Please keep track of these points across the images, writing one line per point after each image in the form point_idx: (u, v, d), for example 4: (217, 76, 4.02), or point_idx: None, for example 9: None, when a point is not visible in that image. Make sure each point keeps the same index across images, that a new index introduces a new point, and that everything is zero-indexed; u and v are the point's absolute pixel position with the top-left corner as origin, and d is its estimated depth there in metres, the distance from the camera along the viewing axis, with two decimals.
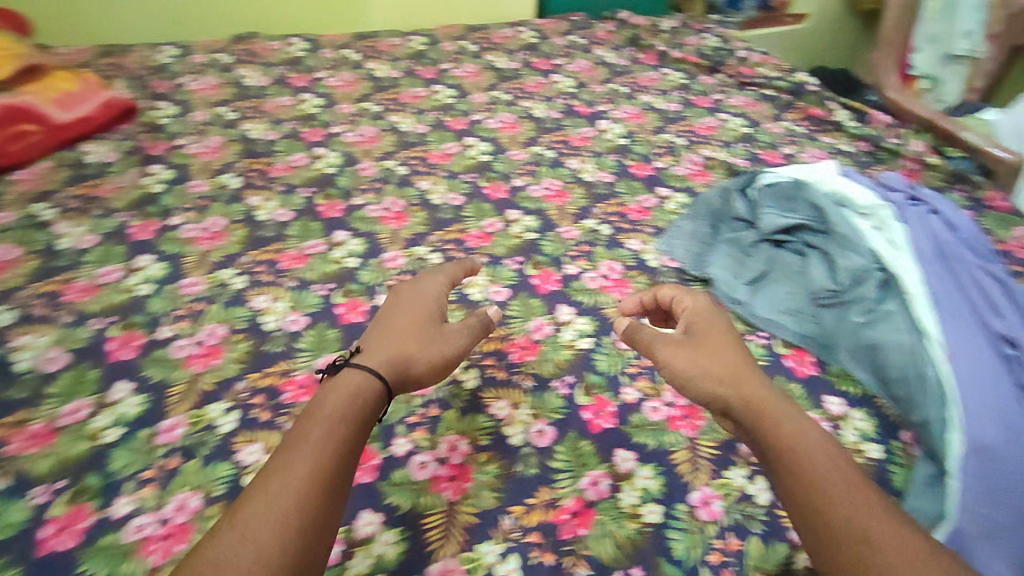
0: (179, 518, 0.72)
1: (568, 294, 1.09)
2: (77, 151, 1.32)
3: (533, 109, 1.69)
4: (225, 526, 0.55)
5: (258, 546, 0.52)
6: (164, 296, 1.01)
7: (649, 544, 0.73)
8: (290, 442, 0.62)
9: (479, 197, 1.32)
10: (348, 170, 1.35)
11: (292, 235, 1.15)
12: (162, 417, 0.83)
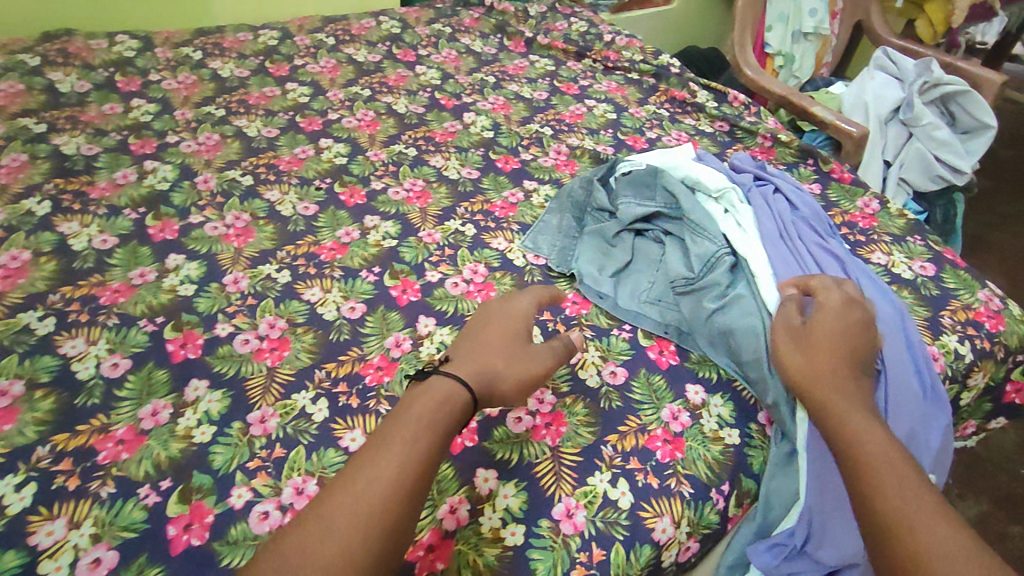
0: (93, 573, 0.93)
1: (430, 303, 1.40)
2: (53, 146, 1.69)
3: (435, 166, 1.82)
4: (365, 466, 0.85)
5: (402, 477, 0.84)
6: (50, 358, 1.21)
7: (505, 566, 1.00)
8: (412, 402, 0.95)
9: (334, 204, 1.65)
10: (199, 209, 1.58)
11: (173, 336, 1.27)
12: (62, 529, 0.97)
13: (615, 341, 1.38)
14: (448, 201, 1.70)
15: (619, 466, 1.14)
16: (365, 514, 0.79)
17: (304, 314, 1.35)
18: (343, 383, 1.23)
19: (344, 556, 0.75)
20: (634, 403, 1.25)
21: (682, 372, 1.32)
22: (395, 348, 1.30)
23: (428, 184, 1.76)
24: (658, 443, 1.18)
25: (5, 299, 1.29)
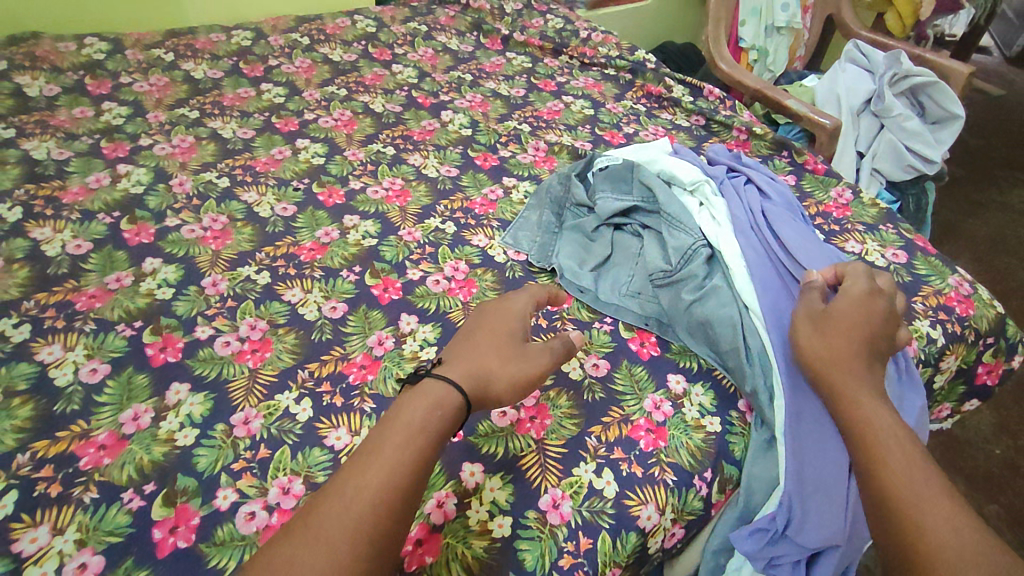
0: (133, 429, 0.66)
1: (510, 168, 1.12)
2: (20, 85, 1.18)
3: (476, 39, 1.56)
4: (479, 350, 0.65)
5: (515, 339, 0.67)
6: (20, 238, 0.88)
7: (716, 451, 0.69)
8: (517, 313, 0.70)
9: (371, 60, 1.43)
10: (225, 71, 1.33)
11: (124, 228, 0.92)
12: (87, 365, 0.72)
13: (809, 187, 1.10)
14: (531, 62, 1.48)
15: (936, 317, 0.85)
16: (505, 352, 0.65)
17: (378, 160, 1.11)
18: (462, 215, 1.01)
19: (479, 392, 0.61)
20: (921, 275, 0.92)
21: (889, 214, 1.04)
22: (489, 194, 1.05)
23: (521, 46, 1.53)
24: (955, 302, 0.88)
25: (57, 117, 1.12)
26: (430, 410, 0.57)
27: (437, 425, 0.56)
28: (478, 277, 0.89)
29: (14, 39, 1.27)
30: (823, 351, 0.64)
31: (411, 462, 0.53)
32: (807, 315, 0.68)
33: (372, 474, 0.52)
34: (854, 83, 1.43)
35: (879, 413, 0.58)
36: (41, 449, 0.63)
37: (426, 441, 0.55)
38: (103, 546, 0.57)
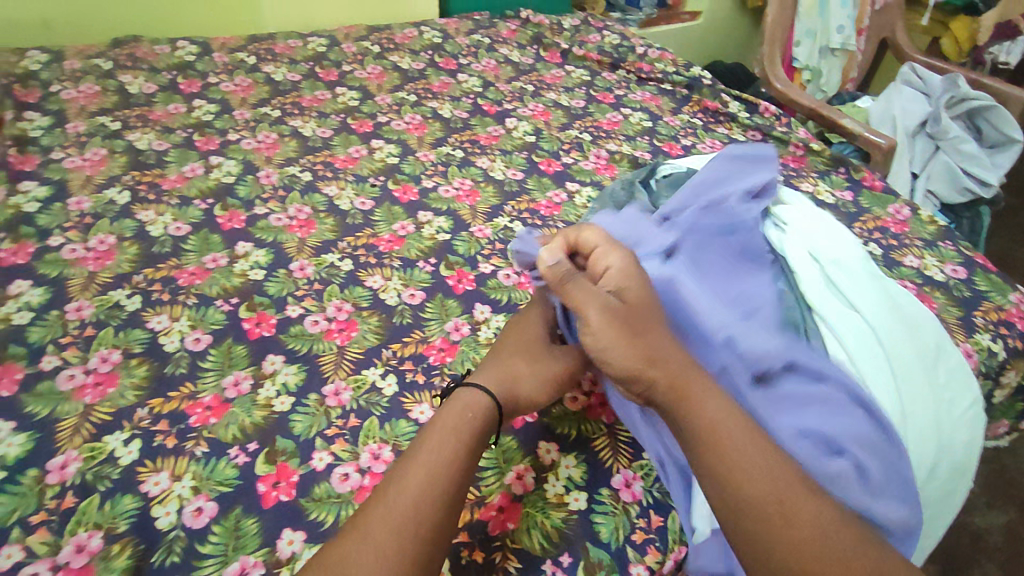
0: (236, 393, 0.73)
1: (572, 174, 1.16)
2: (121, 81, 1.28)
3: (536, 50, 1.61)
4: (508, 360, 0.68)
5: (540, 343, 0.70)
6: (131, 220, 0.96)
7: None
8: (539, 320, 0.74)
9: (437, 67, 1.48)
10: (302, 73, 1.40)
11: (219, 214, 1.00)
12: (192, 334, 0.79)
13: (866, 203, 1.12)
14: (590, 74, 1.52)
15: (997, 331, 0.87)
16: (532, 360, 0.68)
17: (448, 162, 1.16)
18: (529, 215, 1.06)
19: (511, 398, 0.65)
20: (981, 291, 0.93)
21: (949, 232, 1.06)
22: (554, 197, 1.10)
23: (579, 60, 1.58)
24: (1016, 318, 0.90)
25: (154, 112, 1.21)
26: (470, 426, 0.60)
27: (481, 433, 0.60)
28: None
29: (117, 42, 1.39)
30: (620, 348, 0.59)
31: (459, 469, 0.56)
32: (596, 299, 0.60)
33: (423, 484, 0.54)
34: (908, 106, 1.46)
35: (718, 405, 0.56)
36: (157, 405, 0.71)
37: (461, 448, 0.58)
38: (216, 494, 0.63)
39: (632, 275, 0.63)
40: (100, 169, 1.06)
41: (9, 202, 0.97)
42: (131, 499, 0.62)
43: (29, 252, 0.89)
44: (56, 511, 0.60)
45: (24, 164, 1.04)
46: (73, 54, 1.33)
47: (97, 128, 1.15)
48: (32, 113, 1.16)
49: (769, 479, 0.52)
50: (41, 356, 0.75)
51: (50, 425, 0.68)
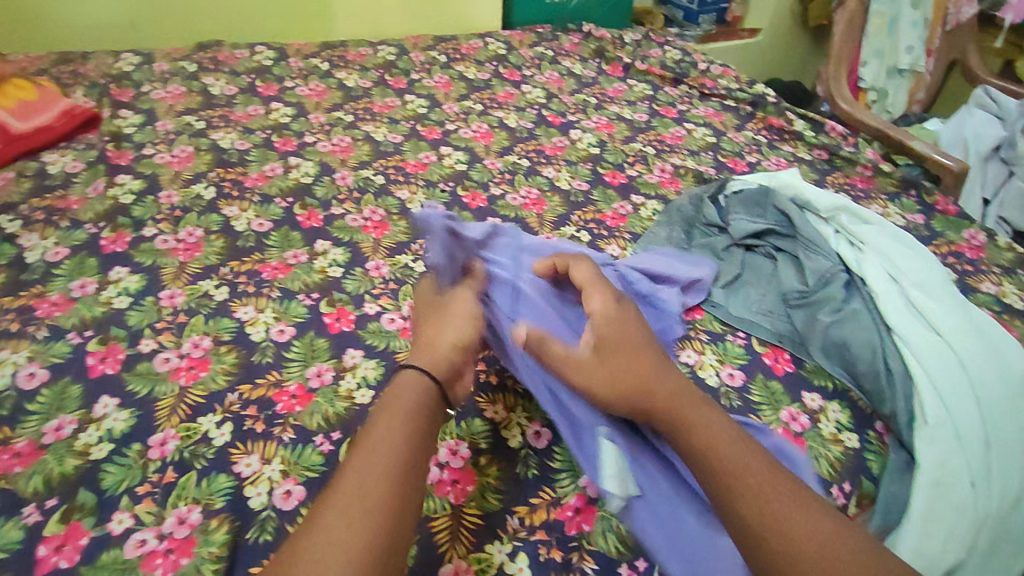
0: (319, 384, 0.76)
1: (638, 186, 1.18)
2: (205, 83, 1.35)
3: (599, 62, 1.62)
4: (419, 328, 0.68)
5: (437, 302, 0.71)
6: (217, 216, 1.01)
7: (857, 467, 0.71)
8: (425, 291, 0.74)
9: (502, 77, 1.51)
10: (373, 78, 1.44)
11: (298, 213, 1.04)
12: (277, 325, 0.83)
13: (939, 226, 1.10)
14: (653, 89, 1.53)
15: None
16: (437, 312, 0.68)
17: (516, 171, 1.19)
18: (595, 226, 1.07)
19: (440, 340, 0.64)
20: None
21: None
22: (620, 208, 1.12)
23: (642, 74, 1.59)
24: None
25: (235, 113, 1.27)
26: (404, 403, 0.58)
27: (416, 403, 0.59)
28: None
29: (201, 46, 1.45)
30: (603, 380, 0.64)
31: (401, 459, 0.54)
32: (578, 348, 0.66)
33: (365, 488, 0.51)
34: (982, 129, 1.43)
35: (707, 424, 0.62)
36: (247, 391, 0.74)
37: (398, 436, 0.56)
38: (304, 479, 0.66)
39: (616, 312, 0.69)
40: (188, 166, 1.11)
41: (107, 194, 1.03)
42: (225, 478, 0.65)
43: (127, 241, 0.95)
44: (158, 484, 0.64)
45: (119, 159, 1.11)
46: (162, 57, 1.41)
47: (184, 127, 1.21)
48: (126, 111, 1.23)
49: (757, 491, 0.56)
50: (141, 339, 0.80)
51: (150, 404, 0.72)
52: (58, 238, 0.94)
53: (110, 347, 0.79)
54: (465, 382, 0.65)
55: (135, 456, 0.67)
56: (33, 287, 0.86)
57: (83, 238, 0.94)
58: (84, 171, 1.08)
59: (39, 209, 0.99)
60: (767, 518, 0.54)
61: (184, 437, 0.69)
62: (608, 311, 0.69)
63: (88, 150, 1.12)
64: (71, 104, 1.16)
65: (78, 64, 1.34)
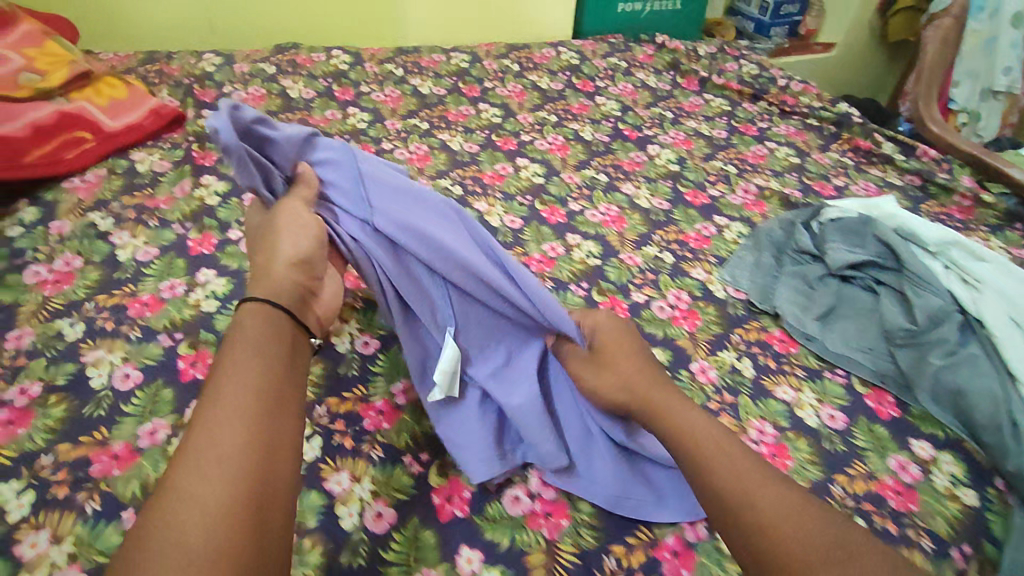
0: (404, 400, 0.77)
1: (720, 207, 1.14)
2: (283, 86, 1.33)
3: (673, 75, 1.58)
4: (254, 259, 0.63)
5: (268, 226, 0.65)
6: None
7: (975, 526, 0.67)
8: (256, 219, 0.67)
9: (577, 88, 1.47)
10: (447, 84, 1.42)
11: None
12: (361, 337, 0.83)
13: None
14: (731, 105, 1.48)
15: None
16: (268, 237, 0.64)
17: (594, 186, 1.16)
18: (678, 247, 1.04)
19: (289, 266, 0.62)
20: None
21: None
22: (704, 229, 1.08)
23: (719, 89, 1.54)
24: None
25: (313, 116, 1.26)
26: (250, 336, 0.56)
27: (269, 330, 0.57)
28: (702, 309, 0.92)
29: (280, 48, 1.44)
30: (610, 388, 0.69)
31: (256, 390, 0.52)
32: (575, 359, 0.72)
33: (215, 434, 0.49)
34: None
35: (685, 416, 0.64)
36: (334, 404, 0.75)
37: (248, 376, 0.52)
38: (394, 501, 0.66)
39: (611, 333, 0.74)
40: None
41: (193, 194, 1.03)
42: (316, 496, 0.65)
43: (212, 244, 0.95)
44: None
45: (204, 159, 1.10)
46: (242, 57, 1.40)
47: None
48: (208, 111, 1.23)
49: (736, 472, 0.58)
50: None
51: None
52: (147, 236, 0.95)
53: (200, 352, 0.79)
54: (324, 304, 0.66)
55: None
56: (124, 286, 0.87)
57: (171, 238, 0.95)
58: (171, 172, 1.07)
59: (129, 207, 0.99)
60: (743, 499, 0.56)
61: None
62: (602, 326, 0.75)
63: (173, 150, 1.13)
64: (158, 103, 1.17)
65: (163, 63, 1.35)
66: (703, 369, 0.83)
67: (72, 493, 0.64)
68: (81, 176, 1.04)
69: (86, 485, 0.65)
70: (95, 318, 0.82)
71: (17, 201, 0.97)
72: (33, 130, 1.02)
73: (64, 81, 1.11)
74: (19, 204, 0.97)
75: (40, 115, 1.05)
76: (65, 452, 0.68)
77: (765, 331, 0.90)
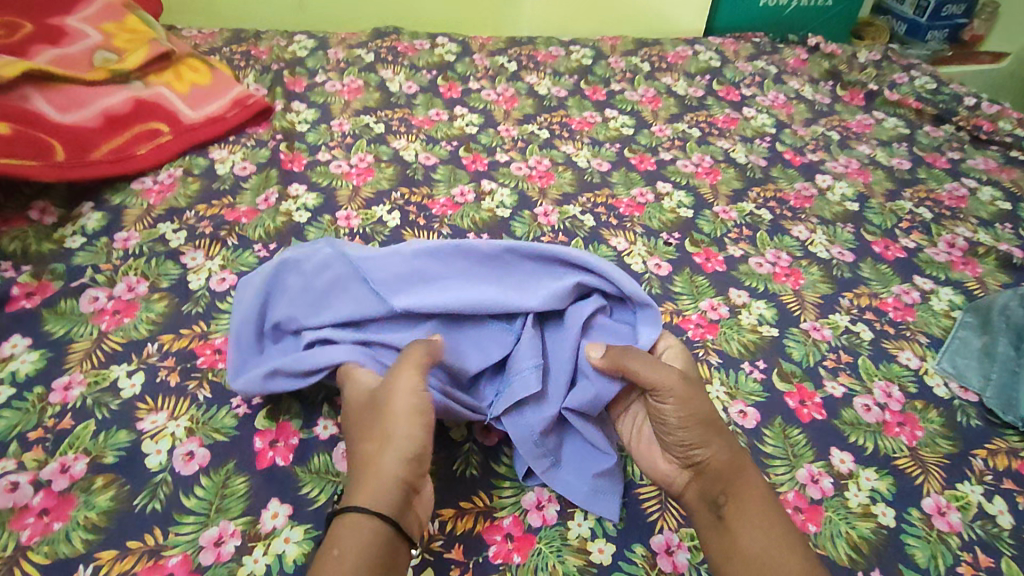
0: (539, 523, 0.58)
1: (919, 266, 0.91)
2: (382, 76, 1.14)
3: (833, 86, 1.32)
4: (356, 445, 0.54)
5: (380, 407, 0.54)
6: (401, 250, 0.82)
7: None
8: (360, 392, 0.57)
9: (720, 97, 1.23)
10: (568, 82, 1.20)
11: None
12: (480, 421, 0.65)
13: None
14: (909, 127, 1.22)
15: None
16: (380, 423, 0.53)
17: (758, 228, 0.93)
18: (874, 316, 0.82)
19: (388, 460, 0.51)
20: None
21: None
22: (905, 295, 0.86)
23: (891, 106, 1.27)
24: None
25: (416, 117, 1.06)
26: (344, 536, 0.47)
27: (372, 538, 0.47)
28: (920, 414, 0.71)
29: (379, 32, 1.26)
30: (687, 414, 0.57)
31: None
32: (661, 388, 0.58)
33: None
34: None
35: (753, 483, 0.56)
36: (450, 520, 0.57)
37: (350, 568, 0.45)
38: None
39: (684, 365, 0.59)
40: (368, 181, 0.92)
41: (280, 208, 0.86)
42: None
43: None
44: None
45: (292, 164, 0.93)
46: (337, 42, 1.22)
47: (362, 129, 1.02)
48: (298, 103, 1.06)
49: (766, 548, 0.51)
50: (319, 420, 0.63)
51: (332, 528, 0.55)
52: (225, 258, 0.78)
53: (282, 428, 0.62)
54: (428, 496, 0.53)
55: None
56: (195, 325, 0.70)
57: (252, 262, 0.78)
58: (255, 175, 0.91)
59: (205, 219, 0.83)
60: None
61: None
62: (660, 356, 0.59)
63: (259, 149, 0.96)
64: (244, 93, 1.01)
65: (250, 45, 1.19)
66: (940, 511, 0.63)
67: None
68: (154, 176, 0.88)
69: None
70: (158, 367, 0.66)
71: (80, 204, 0.83)
72: (105, 119, 0.88)
73: (144, 63, 0.96)
74: (82, 208, 0.82)
75: (118, 102, 0.90)
76: (107, 566, 0.52)
77: (1013, 455, 0.69)
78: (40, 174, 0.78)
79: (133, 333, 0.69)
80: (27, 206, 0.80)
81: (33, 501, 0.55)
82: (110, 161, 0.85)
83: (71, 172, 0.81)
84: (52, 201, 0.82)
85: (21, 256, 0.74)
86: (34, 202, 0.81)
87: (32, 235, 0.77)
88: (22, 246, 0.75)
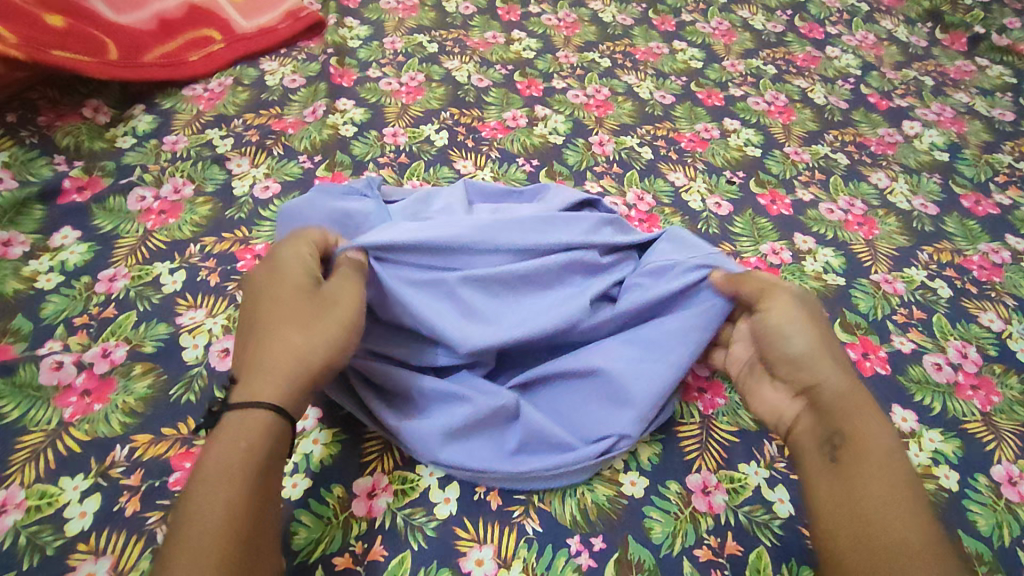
0: None
1: (1014, 224, 0.82)
2: None
3: (930, 28, 1.18)
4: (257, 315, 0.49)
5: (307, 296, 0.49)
6: (448, 173, 0.79)
7: None
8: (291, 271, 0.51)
9: (799, 35, 1.12)
10: (635, 11, 1.12)
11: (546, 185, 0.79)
12: None
13: None
14: (1016, 76, 1.09)
15: None
16: (311, 312, 0.48)
17: (832, 175, 0.85)
18: (955, 274, 0.75)
19: (308, 350, 0.46)
20: None
21: None
22: (994, 254, 0.78)
23: (998, 52, 1.14)
24: None
25: (471, 38, 1.01)
26: (256, 422, 0.42)
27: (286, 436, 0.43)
28: (997, 378, 0.65)
29: None
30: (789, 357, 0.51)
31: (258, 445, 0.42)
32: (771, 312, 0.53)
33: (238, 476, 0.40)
34: None
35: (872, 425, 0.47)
36: None
37: (244, 455, 0.40)
38: None
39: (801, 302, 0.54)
40: (418, 100, 0.89)
41: (326, 121, 0.84)
42: None
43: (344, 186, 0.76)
44: (362, 560, 0.48)
45: (341, 79, 0.90)
46: None
47: (415, 48, 0.97)
48: (352, 19, 1.02)
49: (864, 539, 0.42)
50: None
51: (358, 435, 0.55)
52: (269, 167, 0.77)
53: None
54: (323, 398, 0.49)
55: (334, 511, 0.50)
56: (236, 230, 0.70)
57: (297, 172, 0.77)
58: (304, 88, 0.88)
59: (252, 127, 0.82)
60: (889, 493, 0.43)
61: (397, 493, 0.52)
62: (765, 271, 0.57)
63: (309, 62, 0.93)
64: (297, 5, 0.97)
65: None
66: (1010, 480, 0.57)
67: (142, 510, 0.49)
68: (205, 83, 0.87)
69: (160, 503, 0.50)
70: (199, 268, 0.66)
71: (132, 105, 0.83)
72: (159, 23, 0.88)
73: None
74: (133, 109, 0.82)
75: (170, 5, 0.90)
76: (143, 448, 0.52)
77: None
78: (86, 68, 0.79)
79: (174, 233, 0.69)
80: (81, 104, 0.80)
81: (76, 381, 0.56)
82: (158, 64, 0.85)
83: (119, 70, 0.81)
84: (106, 101, 0.82)
85: (75, 151, 0.75)
86: (82, 97, 0.81)
87: (85, 132, 0.77)
88: (77, 143, 0.76)
